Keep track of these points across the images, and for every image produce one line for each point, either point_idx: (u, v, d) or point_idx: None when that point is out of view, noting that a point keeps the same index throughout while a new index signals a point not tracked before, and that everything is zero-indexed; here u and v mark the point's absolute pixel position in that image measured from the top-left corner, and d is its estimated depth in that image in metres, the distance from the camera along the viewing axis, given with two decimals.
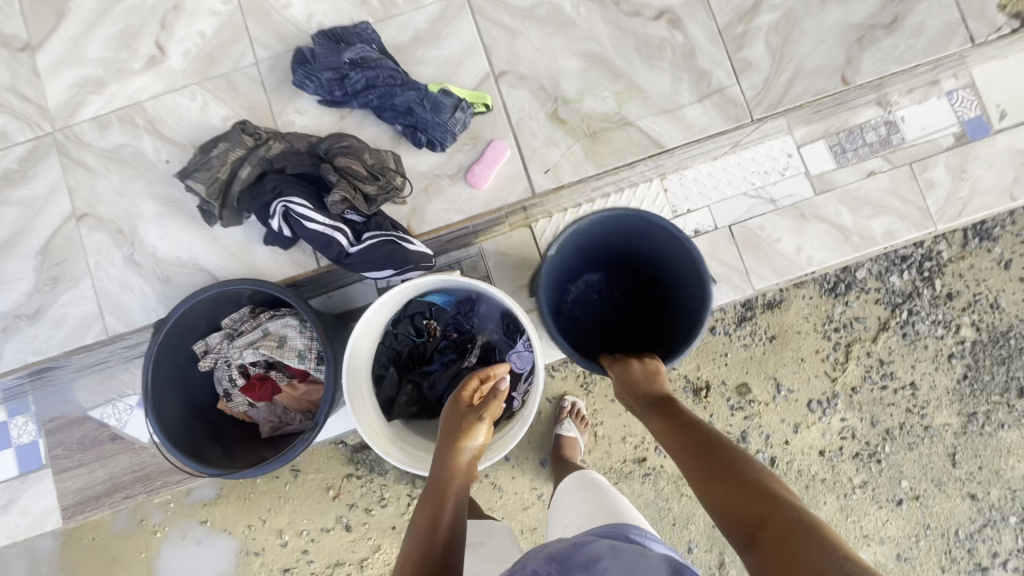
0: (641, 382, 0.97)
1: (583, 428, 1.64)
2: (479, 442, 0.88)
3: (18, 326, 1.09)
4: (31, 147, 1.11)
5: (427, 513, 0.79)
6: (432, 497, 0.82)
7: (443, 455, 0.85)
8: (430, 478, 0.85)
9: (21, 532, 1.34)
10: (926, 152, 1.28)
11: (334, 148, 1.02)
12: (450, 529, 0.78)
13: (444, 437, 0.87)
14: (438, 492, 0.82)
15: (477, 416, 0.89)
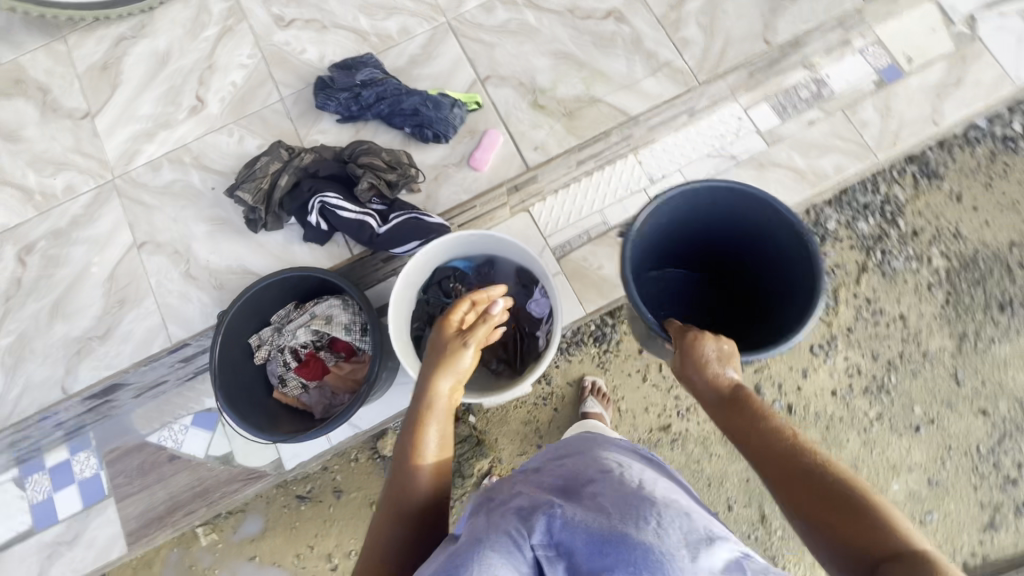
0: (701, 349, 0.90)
1: (607, 404, 1.76)
2: (465, 366, 0.85)
3: (90, 347, 1.23)
4: (94, 194, 1.30)
5: (410, 445, 0.77)
6: (412, 424, 0.80)
7: (423, 384, 0.82)
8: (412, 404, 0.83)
9: (88, 564, 1.39)
10: (854, 98, 1.50)
11: (358, 151, 1.20)
12: (435, 458, 0.77)
13: (426, 366, 0.84)
14: (419, 419, 0.80)
15: (462, 342, 0.86)
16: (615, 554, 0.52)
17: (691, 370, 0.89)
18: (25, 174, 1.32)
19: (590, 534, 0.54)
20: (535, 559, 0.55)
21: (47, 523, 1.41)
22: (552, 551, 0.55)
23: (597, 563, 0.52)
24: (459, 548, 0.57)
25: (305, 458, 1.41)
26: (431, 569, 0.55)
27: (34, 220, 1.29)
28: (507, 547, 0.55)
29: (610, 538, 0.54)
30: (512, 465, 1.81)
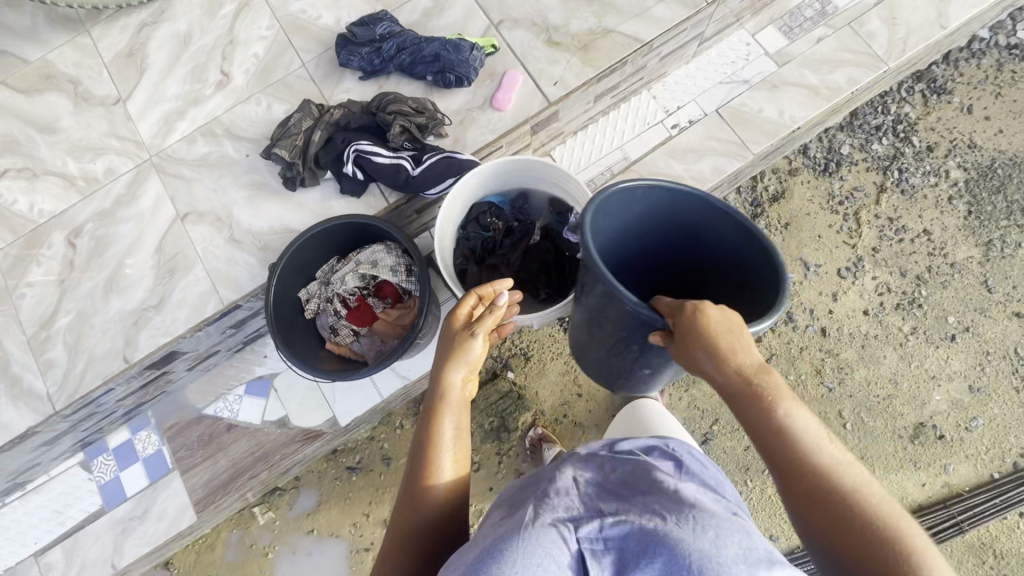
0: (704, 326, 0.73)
1: None
2: (474, 357, 0.87)
3: (146, 317, 1.27)
4: (134, 173, 1.34)
5: (426, 448, 0.79)
6: (428, 416, 0.82)
7: (435, 376, 0.84)
8: (427, 395, 0.85)
9: (161, 536, 1.43)
10: (859, 12, 1.53)
11: (384, 100, 1.23)
12: (453, 467, 0.79)
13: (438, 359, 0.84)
14: (433, 410, 0.82)
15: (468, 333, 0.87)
16: (669, 558, 0.55)
17: (698, 356, 0.73)
18: (65, 162, 1.36)
19: (642, 534, 0.57)
20: (582, 549, 0.58)
21: (117, 501, 1.45)
22: (599, 544, 0.58)
23: (647, 558, 0.56)
24: (499, 534, 0.59)
25: (358, 413, 1.44)
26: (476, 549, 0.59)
27: (79, 204, 1.34)
28: (554, 534, 0.58)
29: (663, 541, 0.56)
30: (554, 415, 1.84)
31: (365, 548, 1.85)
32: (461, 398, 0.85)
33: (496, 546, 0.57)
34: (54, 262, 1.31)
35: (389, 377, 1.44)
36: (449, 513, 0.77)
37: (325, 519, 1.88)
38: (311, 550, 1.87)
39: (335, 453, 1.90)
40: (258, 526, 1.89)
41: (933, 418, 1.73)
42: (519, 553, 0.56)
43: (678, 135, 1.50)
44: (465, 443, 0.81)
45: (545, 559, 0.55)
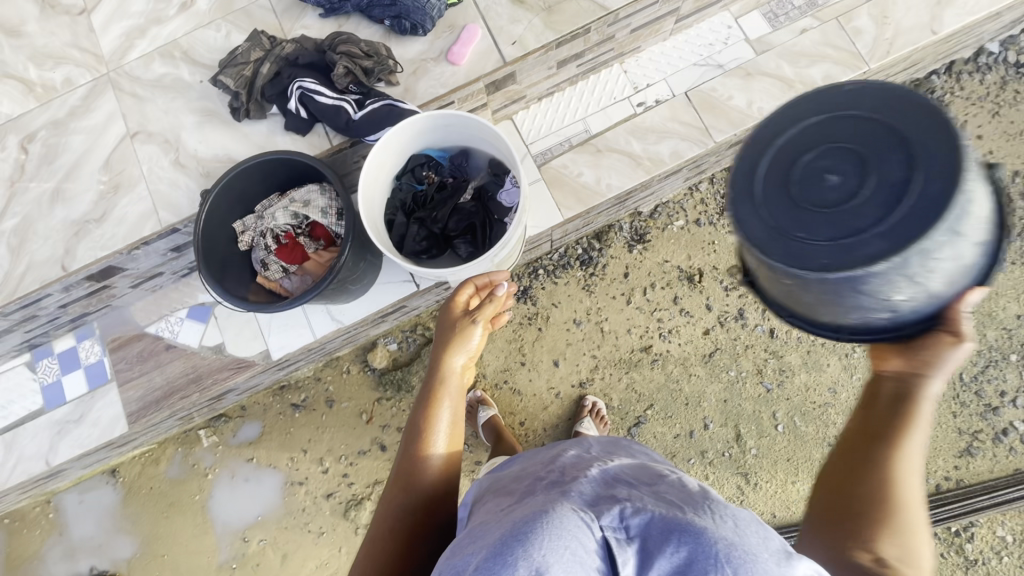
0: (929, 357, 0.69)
1: (601, 427, 1.78)
2: (473, 344, 0.97)
3: (88, 229, 1.30)
4: (91, 86, 1.35)
5: (422, 431, 0.87)
6: (425, 403, 0.90)
7: (436, 361, 0.94)
8: (426, 380, 0.94)
9: (94, 441, 1.50)
10: (849, 7, 1.47)
11: (336, 40, 1.22)
12: (446, 447, 0.87)
13: (440, 346, 0.94)
14: (431, 397, 0.91)
15: (469, 321, 0.99)
16: (694, 544, 0.51)
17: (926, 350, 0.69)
18: (26, 67, 1.37)
19: (664, 523, 0.55)
20: (606, 539, 0.54)
21: (57, 403, 1.52)
22: (622, 532, 0.55)
23: (670, 547, 0.52)
24: (525, 519, 0.55)
25: (291, 349, 1.48)
26: (497, 535, 0.54)
27: (36, 111, 1.36)
28: (577, 520, 0.54)
29: (685, 529, 0.53)
30: (495, 380, 1.88)
31: (299, 483, 1.93)
32: (457, 386, 0.94)
33: (515, 531, 0.53)
34: (6, 165, 1.34)
35: (323, 319, 1.47)
36: (441, 492, 0.84)
37: (264, 451, 1.95)
38: (248, 477, 1.95)
39: (282, 389, 1.96)
40: (202, 448, 1.97)
41: None
42: (541, 535, 0.52)
43: (642, 113, 1.47)
44: (460, 425, 0.90)
45: (569, 540, 0.51)
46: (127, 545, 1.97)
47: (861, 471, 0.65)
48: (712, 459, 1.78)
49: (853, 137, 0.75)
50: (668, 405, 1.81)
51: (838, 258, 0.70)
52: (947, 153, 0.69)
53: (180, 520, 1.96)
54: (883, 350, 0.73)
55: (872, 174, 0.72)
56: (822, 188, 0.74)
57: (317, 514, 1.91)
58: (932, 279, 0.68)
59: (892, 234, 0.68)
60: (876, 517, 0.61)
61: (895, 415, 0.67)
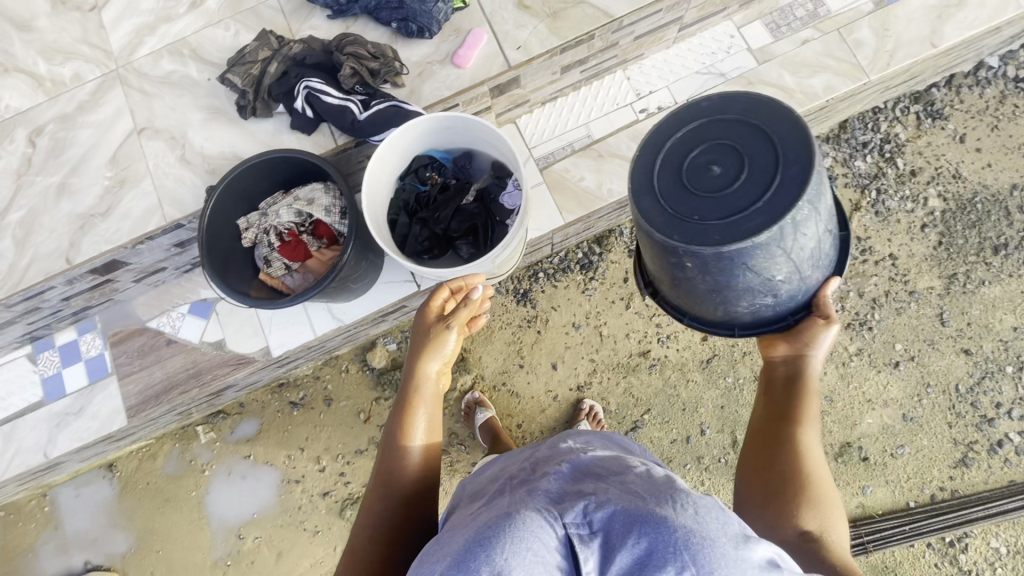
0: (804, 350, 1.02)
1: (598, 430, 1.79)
2: (449, 349, 0.98)
3: (93, 223, 1.31)
4: (100, 82, 1.37)
5: (398, 440, 0.90)
6: (400, 411, 0.93)
7: (410, 369, 0.95)
8: (402, 386, 0.96)
9: (93, 434, 1.50)
10: (850, 19, 1.49)
11: (343, 41, 1.24)
12: (422, 450, 0.91)
13: (413, 354, 0.95)
14: (406, 405, 0.93)
15: (444, 326, 0.99)
16: (652, 535, 0.53)
17: (804, 344, 1.02)
18: (36, 62, 1.39)
19: (625, 516, 0.57)
20: (569, 535, 0.57)
21: (57, 396, 1.53)
22: (585, 529, 0.57)
23: (631, 537, 0.54)
24: (488, 524, 0.57)
25: (291, 347, 1.49)
26: (463, 539, 0.57)
27: (44, 105, 1.37)
28: (540, 522, 0.57)
29: (645, 521, 0.55)
30: (493, 382, 1.89)
31: (295, 481, 1.94)
32: (433, 392, 0.96)
33: (479, 537, 0.56)
34: (14, 158, 1.35)
35: (324, 317, 1.48)
36: (419, 494, 0.88)
37: (262, 448, 1.96)
38: (245, 474, 1.95)
39: (281, 386, 1.97)
40: (199, 444, 1.98)
41: (860, 440, 1.74)
42: (504, 540, 0.54)
43: (644, 120, 1.49)
44: (436, 428, 0.93)
45: (532, 542, 0.54)
46: (122, 539, 1.97)
47: (778, 447, 0.92)
48: (708, 465, 1.78)
49: (727, 135, 0.96)
50: (665, 410, 1.82)
51: (728, 232, 0.91)
52: (800, 147, 0.92)
53: (175, 516, 1.96)
54: (773, 344, 1.07)
55: (749, 165, 0.93)
56: (708, 178, 0.95)
57: (313, 513, 1.91)
58: (795, 252, 0.95)
59: (765, 212, 0.91)
60: (799, 479, 0.87)
61: (792, 394, 0.98)
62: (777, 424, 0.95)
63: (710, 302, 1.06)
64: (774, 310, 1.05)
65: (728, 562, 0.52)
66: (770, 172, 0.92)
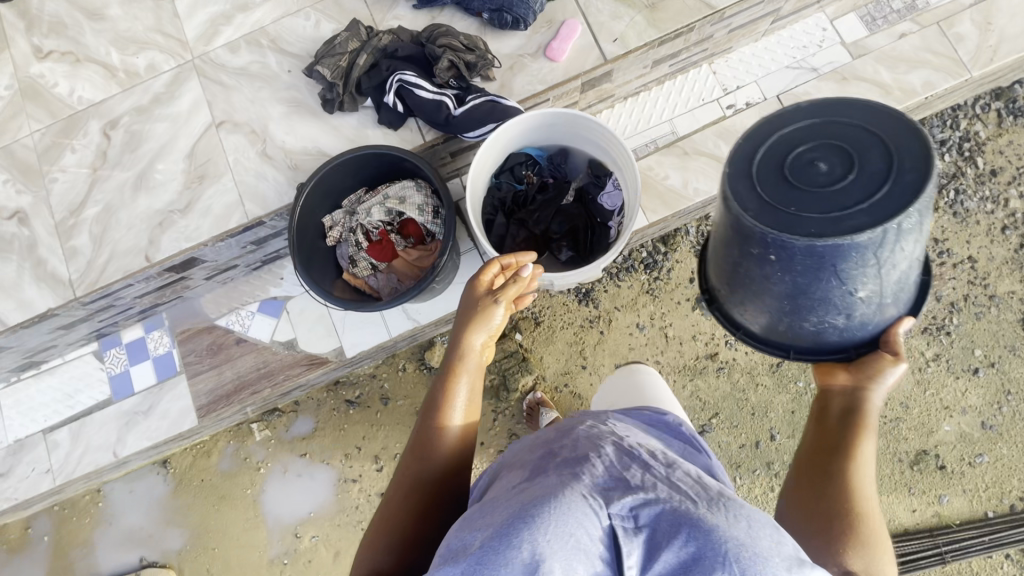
0: (868, 376, 0.84)
1: None
2: (496, 323, 0.91)
3: (172, 220, 1.27)
4: (175, 73, 1.32)
5: (439, 406, 0.84)
6: (444, 376, 0.87)
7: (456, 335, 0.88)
8: (446, 351, 0.90)
9: (162, 434, 1.48)
10: (951, 11, 1.42)
11: (435, 33, 1.19)
12: (462, 421, 0.85)
13: (461, 321, 0.88)
14: (450, 370, 0.87)
15: (492, 300, 0.92)
16: (702, 540, 0.50)
17: (869, 372, 0.84)
18: (109, 52, 1.34)
19: (675, 515, 0.53)
20: (613, 527, 0.52)
21: (124, 394, 1.50)
22: (630, 522, 0.54)
23: (680, 540, 0.51)
24: (527, 506, 0.53)
25: (366, 347, 1.46)
26: (502, 518, 0.53)
27: (118, 96, 1.33)
28: (585, 508, 0.53)
29: (697, 522, 0.52)
30: (556, 383, 1.85)
31: (352, 481, 1.91)
32: (476, 363, 0.89)
33: (524, 513, 0.52)
34: (88, 151, 1.31)
35: (400, 318, 1.45)
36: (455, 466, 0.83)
37: (318, 446, 1.93)
38: (301, 472, 1.93)
39: (337, 385, 1.94)
40: (254, 442, 1.95)
41: (937, 447, 1.69)
42: (549, 524, 0.51)
43: (732, 117, 1.43)
44: (477, 401, 0.87)
45: (573, 530, 0.50)
46: (176, 536, 1.95)
47: (825, 483, 0.78)
48: (778, 471, 1.75)
49: (843, 135, 0.79)
50: (733, 414, 1.78)
51: (827, 229, 0.74)
52: (924, 154, 0.75)
53: (230, 513, 1.94)
54: (830, 372, 0.90)
55: (860, 164, 0.77)
56: (813, 171, 0.77)
57: (370, 513, 1.89)
58: (888, 277, 0.81)
59: (877, 214, 0.74)
60: (844, 524, 0.74)
61: (849, 428, 0.82)
62: (826, 458, 0.80)
63: (775, 308, 0.90)
64: (841, 335, 0.90)
65: None
66: (883, 173, 0.75)
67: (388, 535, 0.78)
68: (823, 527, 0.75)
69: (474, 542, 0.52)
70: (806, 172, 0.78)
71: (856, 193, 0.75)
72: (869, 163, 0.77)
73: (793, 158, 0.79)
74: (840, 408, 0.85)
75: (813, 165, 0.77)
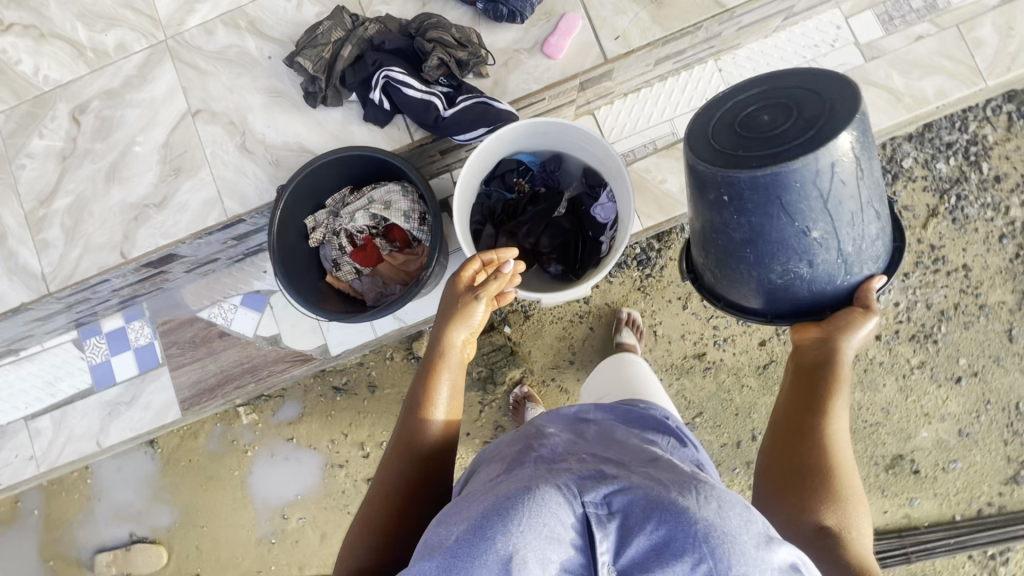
0: (842, 328, 0.84)
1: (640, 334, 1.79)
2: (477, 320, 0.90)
3: (147, 215, 1.22)
4: (147, 55, 1.24)
5: (420, 404, 0.84)
6: (425, 374, 0.86)
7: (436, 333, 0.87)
8: (426, 349, 0.89)
9: (146, 425, 1.47)
10: (972, 13, 1.35)
11: (425, 24, 1.11)
12: (444, 420, 0.84)
13: (441, 319, 0.87)
14: (431, 369, 0.86)
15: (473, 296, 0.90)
16: (672, 525, 0.49)
17: (843, 326, 0.84)
18: (75, 27, 1.25)
19: (647, 501, 0.52)
20: (586, 514, 0.52)
21: (106, 384, 1.49)
22: (603, 510, 0.53)
23: (650, 525, 0.49)
24: (503, 497, 0.53)
25: (352, 345, 1.44)
26: (478, 509, 0.52)
27: (87, 78, 1.24)
28: (559, 498, 0.52)
29: (667, 507, 0.51)
30: (543, 377, 1.85)
31: (339, 466, 1.93)
32: (457, 361, 0.88)
33: (498, 506, 0.51)
34: (56, 136, 1.24)
35: (386, 317, 1.42)
36: (437, 464, 0.83)
37: (305, 431, 1.94)
38: (289, 456, 1.95)
39: (323, 371, 1.93)
40: (241, 425, 1.96)
41: (913, 453, 1.73)
42: (523, 514, 0.50)
43: None
44: (459, 399, 0.86)
45: (546, 519, 0.49)
46: (165, 513, 1.98)
47: (799, 437, 0.77)
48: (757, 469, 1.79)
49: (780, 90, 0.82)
50: (717, 414, 1.80)
51: (765, 163, 0.77)
52: (853, 95, 0.77)
53: (219, 493, 1.97)
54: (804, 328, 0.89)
55: (795, 111, 0.79)
56: (755, 119, 0.80)
57: (357, 498, 1.92)
58: (839, 217, 0.82)
59: (812, 146, 0.76)
60: (819, 478, 0.73)
61: (822, 380, 0.80)
62: (801, 412, 0.79)
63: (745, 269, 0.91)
64: (811, 291, 0.90)
65: (748, 564, 0.47)
66: (816, 113, 0.77)
67: (368, 535, 0.77)
68: (799, 481, 0.73)
69: (447, 537, 0.51)
70: (748, 119, 0.80)
71: (792, 130, 0.77)
72: (804, 107, 0.79)
73: (737, 112, 0.82)
74: (811, 361, 0.85)
75: (753, 112, 0.81)
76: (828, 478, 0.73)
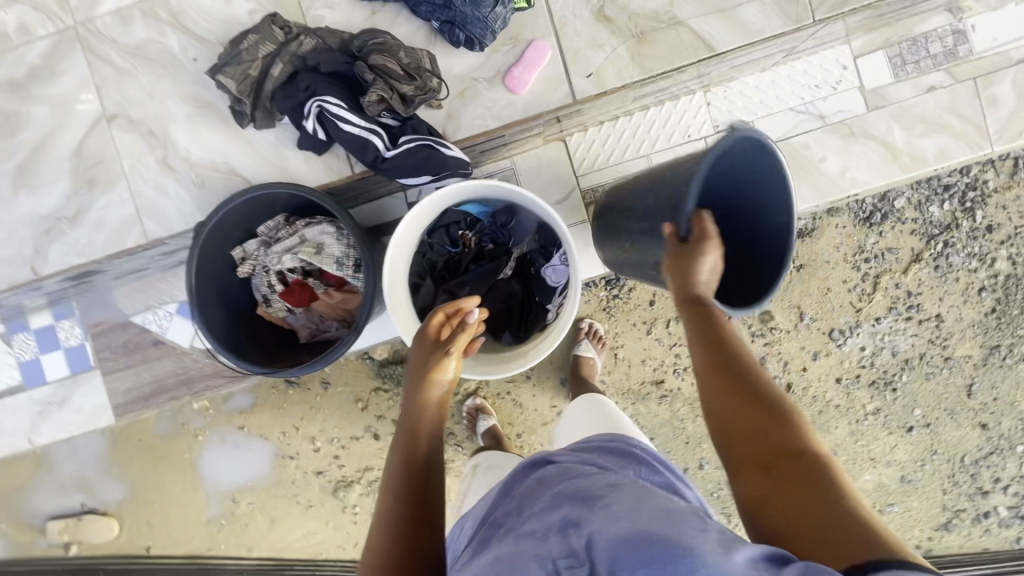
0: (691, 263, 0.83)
1: (601, 348, 1.75)
2: (451, 377, 0.86)
3: (61, 230, 1.23)
4: (53, 42, 1.14)
5: (401, 470, 0.77)
6: (403, 441, 0.81)
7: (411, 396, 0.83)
8: (402, 416, 0.84)
9: (78, 427, 1.42)
10: (994, 66, 1.21)
11: (369, 45, 0.99)
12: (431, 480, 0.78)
13: (411, 380, 0.84)
14: (410, 434, 0.81)
15: (447, 352, 0.86)
16: (639, 553, 0.60)
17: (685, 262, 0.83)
18: None
19: (620, 541, 0.63)
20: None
21: (37, 382, 1.41)
22: (575, 560, 0.65)
23: (623, 557, 0.61)
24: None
25: None
26: None
27: None
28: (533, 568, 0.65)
29: (635, 542, 0.61)
30: (499, 391, 1.81)
31: (290, 457, 1.93)
32: (436, 421, 0.84)
33: None
34: None
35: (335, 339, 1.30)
36: (429, 526, 0.74)
37: (256, 421, 1.92)
38: (239, 444, 1.94)
39: None
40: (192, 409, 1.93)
41: None
42: None
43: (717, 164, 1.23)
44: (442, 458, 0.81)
45: None
46: (116, 488, 1.99)
47: (736, 408, 0.74)
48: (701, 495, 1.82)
49: None
50: (667, 440, 1.80)
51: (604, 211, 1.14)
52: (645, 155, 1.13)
53: (169, 472, 1.97)
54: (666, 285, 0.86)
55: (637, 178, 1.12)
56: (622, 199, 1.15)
57: (306, 488, 1.94)
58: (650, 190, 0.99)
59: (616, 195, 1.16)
60: (769, 440, 0.71)
61: (709, 338, 0.78)
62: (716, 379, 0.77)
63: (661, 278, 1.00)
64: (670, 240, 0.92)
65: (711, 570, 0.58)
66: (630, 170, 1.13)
67: None
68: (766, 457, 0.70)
69: None
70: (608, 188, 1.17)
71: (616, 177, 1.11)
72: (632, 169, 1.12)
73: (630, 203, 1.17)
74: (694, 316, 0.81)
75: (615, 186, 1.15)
76: (784, 430, 0.71)
